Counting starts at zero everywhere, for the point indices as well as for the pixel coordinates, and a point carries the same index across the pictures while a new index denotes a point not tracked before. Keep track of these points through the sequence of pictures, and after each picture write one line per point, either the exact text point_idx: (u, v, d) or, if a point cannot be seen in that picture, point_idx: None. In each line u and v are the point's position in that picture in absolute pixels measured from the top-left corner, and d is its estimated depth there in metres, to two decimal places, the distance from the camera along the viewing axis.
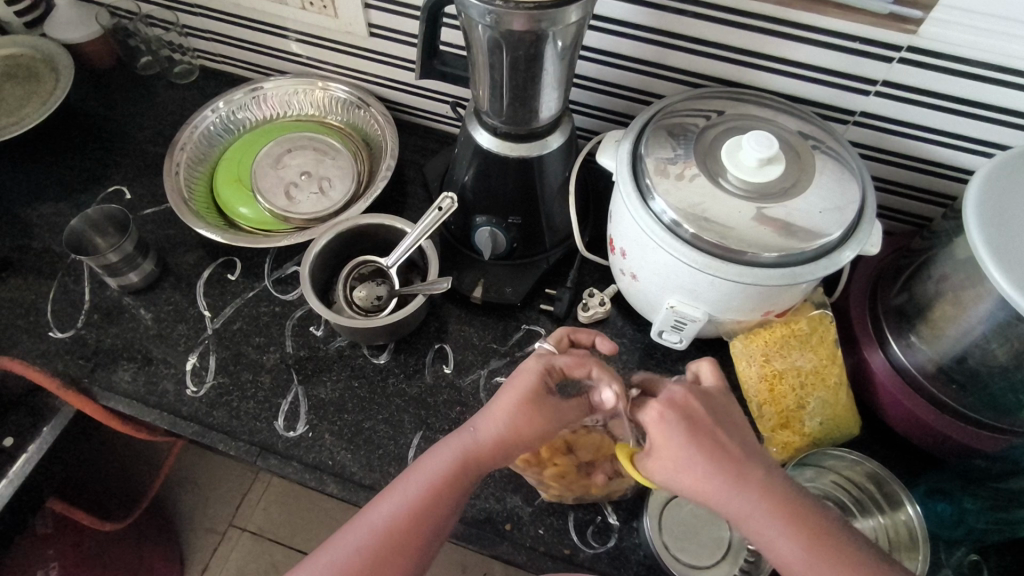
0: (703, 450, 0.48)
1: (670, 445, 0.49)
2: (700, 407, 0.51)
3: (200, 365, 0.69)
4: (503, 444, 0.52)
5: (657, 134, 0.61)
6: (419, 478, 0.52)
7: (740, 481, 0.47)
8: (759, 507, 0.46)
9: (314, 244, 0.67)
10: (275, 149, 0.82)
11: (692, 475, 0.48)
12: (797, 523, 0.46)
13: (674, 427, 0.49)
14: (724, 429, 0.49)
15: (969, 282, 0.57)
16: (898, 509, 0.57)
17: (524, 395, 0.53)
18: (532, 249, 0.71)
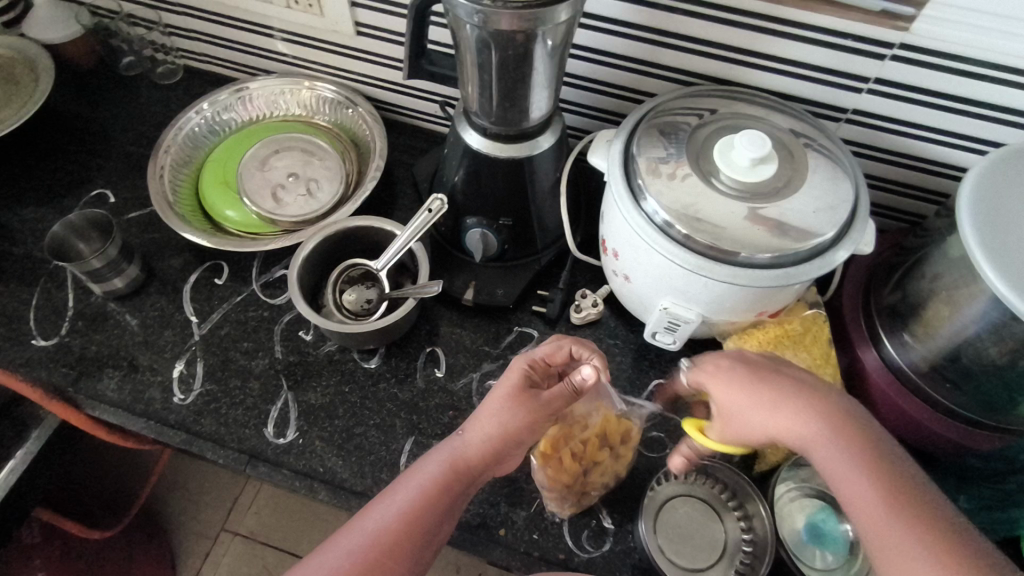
0: (772, 394, 0.49)
1: (734, 389, 0.51)
2: (769, 363, 0.53)
3: (187, 372, 0.68)
4: (491, 442, 0.53)
5: (649, 133, 0.60)
6: (415, 482, 0.52)
7: (810, 423, 0.48)
8: (821, 427, 0.47)
9: (302, 248, 0.66)
10: (261, 150, 0.80)
11: (758, 415, 0.49)
12: (869, 468, 0.45)
13: (738, 373, 0.51)
14: (791, 376, 0.51)
15: (962, 281, 0.57)
16: None
17: (512, 395, 0.53)
18: (524, 250, 0.71)
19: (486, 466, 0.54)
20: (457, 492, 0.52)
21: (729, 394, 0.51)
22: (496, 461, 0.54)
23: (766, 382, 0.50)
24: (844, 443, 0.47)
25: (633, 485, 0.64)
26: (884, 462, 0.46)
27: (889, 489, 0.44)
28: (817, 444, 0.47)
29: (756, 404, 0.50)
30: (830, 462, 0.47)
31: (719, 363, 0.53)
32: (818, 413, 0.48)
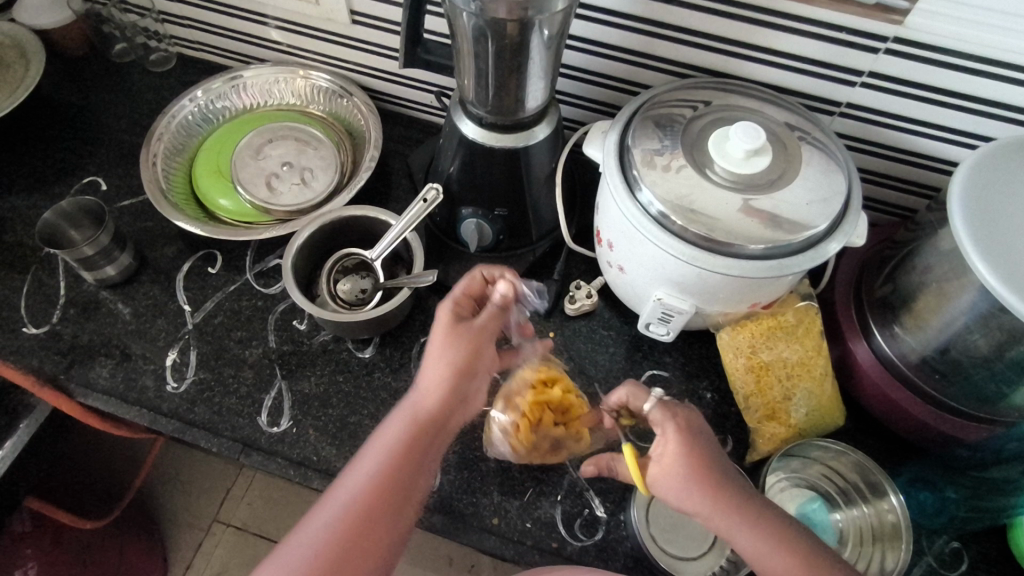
0: (692, 475, 0.50)
1: (673, 476, 0.50)
2: (700, 435, 0.52)
3: (180, 360, 0.68)
4: (444, 382, 0.53)
5: (645, 124, 0.60)
6: (380, 449, 0.51)
7: (733, 512, 0.49)
8: (740, 526, 0.48)
9: (296, 237, 0.66)
10: (255, 139, 0.80)
11: (698, 504, 0.49)
12: (791, 546, 0.48)
13: (682, 452, 0.50)
14: (712, 468, 0.50)
15: (953, 273, 0.58)
16: (882, 499, 0.58)
17: (445, 331, 0.54)
18: (519, 240, 0.71)
19: (452, 408, 0.54)
20: (428, 443, 0.52)
21: (670, 480, 0.50)
22: (460, 402, 0.54)
23: (691, 463, 0.50)
24: (774, 533, 0.48)
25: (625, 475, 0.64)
26: (811, 543, 0.48)
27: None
28: (751, 543, 0.48)
29: (677, 491, 0.50)
30: (769, 561, 0.47)
31: (668, 441, 0.51)
32: (741, 499, 0.49)
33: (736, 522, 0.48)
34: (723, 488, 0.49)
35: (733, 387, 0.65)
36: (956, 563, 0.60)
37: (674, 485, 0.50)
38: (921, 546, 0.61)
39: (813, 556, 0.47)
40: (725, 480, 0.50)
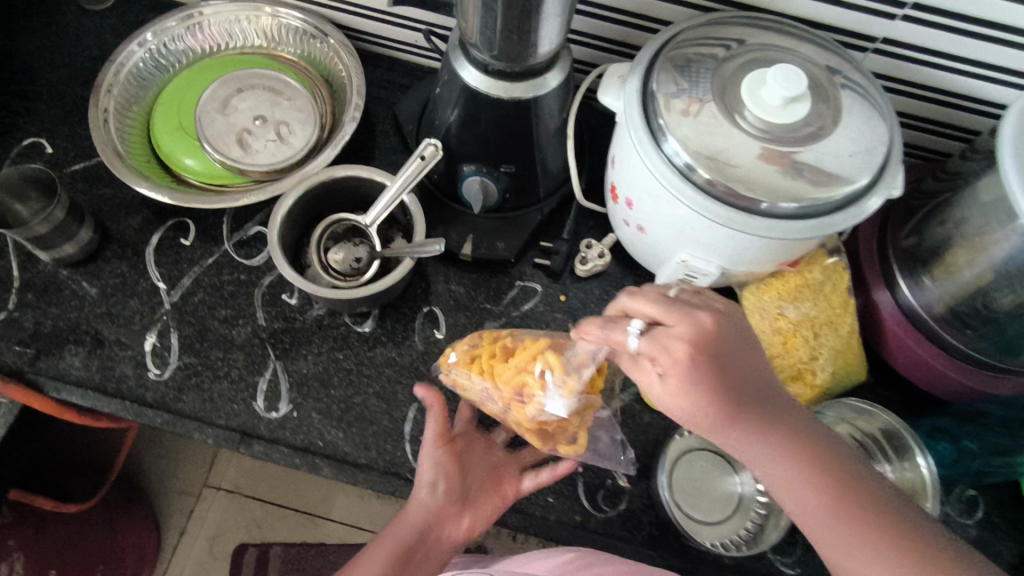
0: (722, 406, 0.46)
1: (674, 402, 0.46)
2: (723, 341, 0.46)
3: (161, 344, 0.62)
4: (432, 505, 0.55)
5: (670, 68, 0.54)
6: (373, 561, 0.53)
7: (757, 433, 0.46)
8: (788, 468, 0.45)
9: (280, 205, 0.59)
10: (219, 90, 0.71)
11: (719, 427, 0.46)
12: (849, 500, 0.44)
13: (701, 372, 0.45)
14: (738, 385, 0.46)
15: (992, 225, 0.55)
16: (909, 461, 0.57)
17: (426, 443, 0.57)
18: (525, 198, 0.65)
19: (441, 525, 0.55)
20: (414, 557, 0.54)
21: (686, 407, 0.46)
22: (450, 517, 0.56)
23: (722, 395, 0.45)
24: (805, 465, 0.45)
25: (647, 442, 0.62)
26: (857, 482, 0.45)
27: (865, 519, 0.43)
28: (778, 468, 0.45)
29: (705, 427, 0.47)
30: (801, 491, 0.45)
31: (664, 366, 0.46)
32: (772, 422, 0.47)
33: (761, 451, 0.46)
34: (764, 417, 0.46)
35: None
36: (972, 510, 0.62)
37: (699, 419, 0.46)
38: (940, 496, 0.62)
39: (848, 490, 0.44)
40: (761, 400, 0.47)
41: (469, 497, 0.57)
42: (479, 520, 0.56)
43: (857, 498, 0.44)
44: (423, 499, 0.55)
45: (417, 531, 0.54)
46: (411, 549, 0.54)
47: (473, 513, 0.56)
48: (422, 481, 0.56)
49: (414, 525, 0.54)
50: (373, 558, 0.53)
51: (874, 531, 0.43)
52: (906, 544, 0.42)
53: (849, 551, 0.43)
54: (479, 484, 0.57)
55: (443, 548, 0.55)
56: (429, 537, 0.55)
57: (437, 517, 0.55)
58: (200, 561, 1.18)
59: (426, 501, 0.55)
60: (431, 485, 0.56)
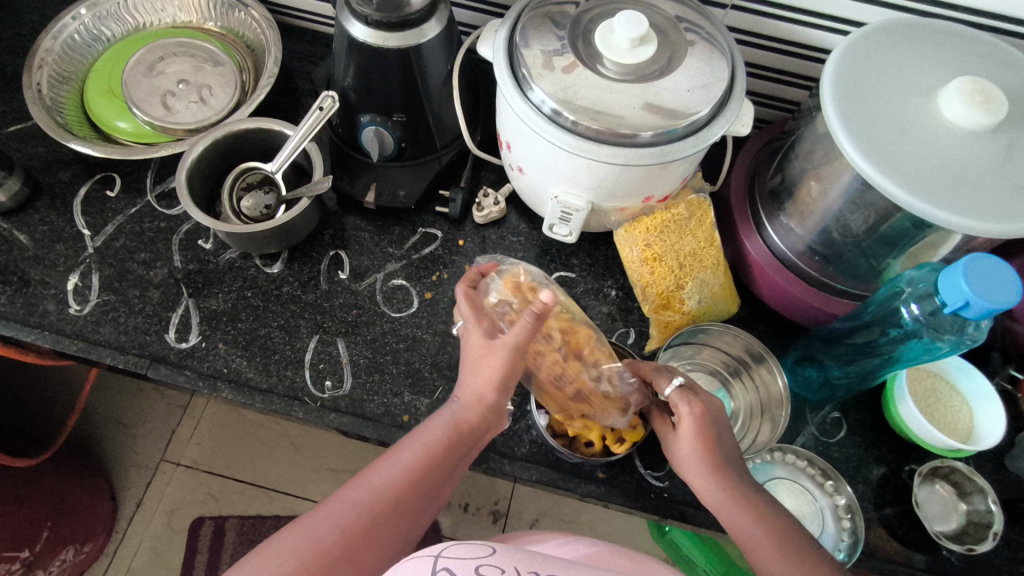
0: (701, 445, 0.52)
1: (680, 449, 0.53)
2: (721, 419, 0.54)
3: (82, 283, 0.67)
4: (484, 396, 0.54)
5: (533, 20, 0.61)
6: (419, 444, 0.52)
7: (726, 481, 0.52)
8: (740, 506, 0.51)
9: (189, 152, 0.65)
10: (147, 55, 0.77)
11: (696, 472, 0.52)
12: (792, 544, 0.49)
13: (716, 424, 0.53)
14: (723, 437, 0.54)
15: (829, 157, 0.60)
16: (762, 366, 0.64)
17: (506, 349, 0.53)
18: (422, 148, 0.71)
19: (487, 422, 0.55)
20: (462, 451, 0.53)
21: (685, 453, 0.53)
22: (496, 414, 0.56)
23: (709, 443, 0.52)
24: (756, 509, 0.51)
25: None
26: (800, 536, 0.50)
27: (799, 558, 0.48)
28: (736, 508, 0.51)
29: (680, 455, 0.54)
30: (753, 535, 0.50)
31: (682, 422, 0.53)
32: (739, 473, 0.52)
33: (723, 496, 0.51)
34: (727, 465, 0.52)
35: (630, 279, 0.67)
36: (835, 430, 0.66)
37: (682, 449, 0.53)
38: (804, 417, 0.66)
39: (797, 542, 0.50)
40: (727, 452, 0.53)
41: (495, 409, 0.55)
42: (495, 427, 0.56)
43: (796, 543, 0.49)
44: (483, 396, 0.54)
45: (465, 431, 0.53)
46: (457, 450, 0.53)
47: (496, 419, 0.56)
48: (491, 378, 0.53)
49: (469, 422, 0.53)
50: (416, 448, 0.52)
51: (802, 563, 0.48)
52: None
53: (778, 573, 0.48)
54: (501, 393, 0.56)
55: (478, 450, 0.56)
56: (479, 434, 0.55)
57: (491, 414, 0.55)
58: (156, 532, 1.21)
59: (489, 401, 0.54)
60: (502, 389, 0.54)
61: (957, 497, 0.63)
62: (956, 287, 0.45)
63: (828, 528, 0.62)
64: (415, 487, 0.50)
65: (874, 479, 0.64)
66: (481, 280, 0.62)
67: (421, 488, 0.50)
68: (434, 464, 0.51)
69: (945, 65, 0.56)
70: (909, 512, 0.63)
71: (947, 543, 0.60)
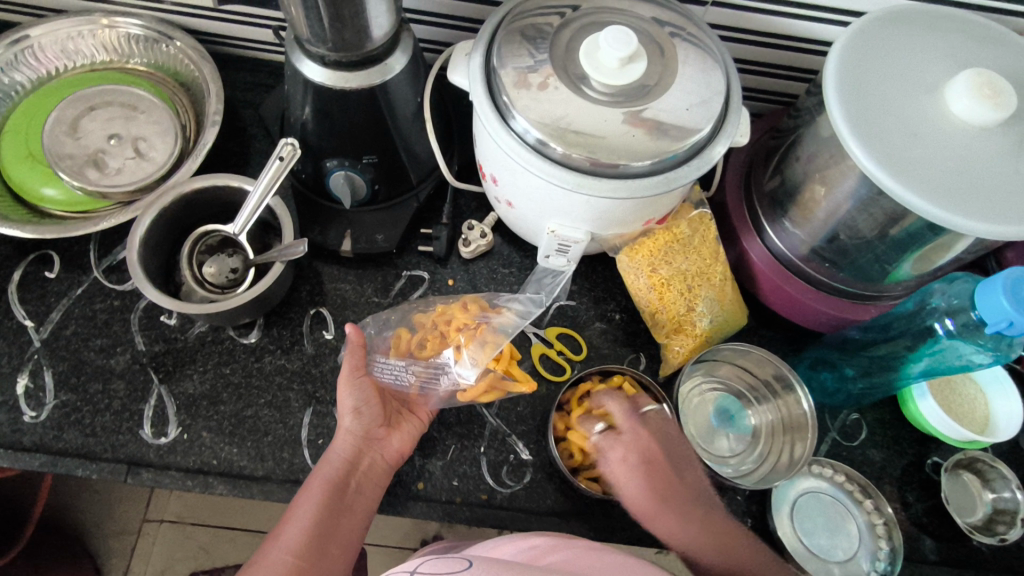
0: (641, 466, 0.56)
1: (624, 477, 0.56)
2: (664, 440, 0.57)
3: (34, 385, 0.59)
4: (347, 428, 0.55)
5: (511, 40, 0.55)
6: (307, 497, 0.52)
7: (665, 500, 0.55)
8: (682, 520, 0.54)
9: (137, 226, 0.57)
10: (67, 111, 0.68)
11: (641, 497, 0.55)
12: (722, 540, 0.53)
13: (652, 447, 0.57)
14: (670, 460, 0.57)
15: (834, 159, 0.57)
16: (791, 395, 0.61)
17: (345, 381, 0.56)
18: (397, 187, 0.65)
19: (363, 451, 0.55)
20: (349, 487, 0.53)
21: (626, 482, 0.56)
22: (371, 440, 0.56)
23: (649, 467, 0.56)
24: (691, 516, 0.54)
25: (540, 406, 0.63)
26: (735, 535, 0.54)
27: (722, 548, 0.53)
28: (673, 523, 0.54)
29: (624, 478, 0.56)
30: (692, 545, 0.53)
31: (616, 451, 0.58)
32: (682, 495, 0.55)
33: (666, 515, 0.54)
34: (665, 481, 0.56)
35: (639, 305, 0.64)
36: (857, 432, 0.65)
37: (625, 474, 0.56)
38: (827, 424, 0.65)
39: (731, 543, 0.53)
40: (673, 476, 0.56)
41: (391, 419, 0.58)
42: (406, 436, 0.58)
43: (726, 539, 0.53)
44: (346, 429, 0.55)
45: (345, 462, 0.54)
46: (343, 482, 0.53)
47: (400, 430, 0.58)
48: (344, 410, 0.56)
49: (343, 454, 0.54)
50: (305, 500, 0.52)
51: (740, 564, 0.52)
52: None
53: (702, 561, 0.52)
54: (396, 410, 0.59)
55: (378, 470, 0.55)
56: (362, 463, 0.54)
57: (365, 440, 0.55)
58: None
59: (352, 430, 0.55)
60: (356, 411, 0.56)
61: (982, 486, 0.63)
62: (998, 307, 0.44)
63: (865, 542, 0.60)
64: (315, 540, 0.50)
65: (900, 479, 0.64)
66: (376, 363, 0.61)
67: (321, 536, 0.50)
68: (325, 507, 0.51)
69: (945, 56, 0.54)
70: (938, 507, 0.62)
71: (979, 537, 0.60)
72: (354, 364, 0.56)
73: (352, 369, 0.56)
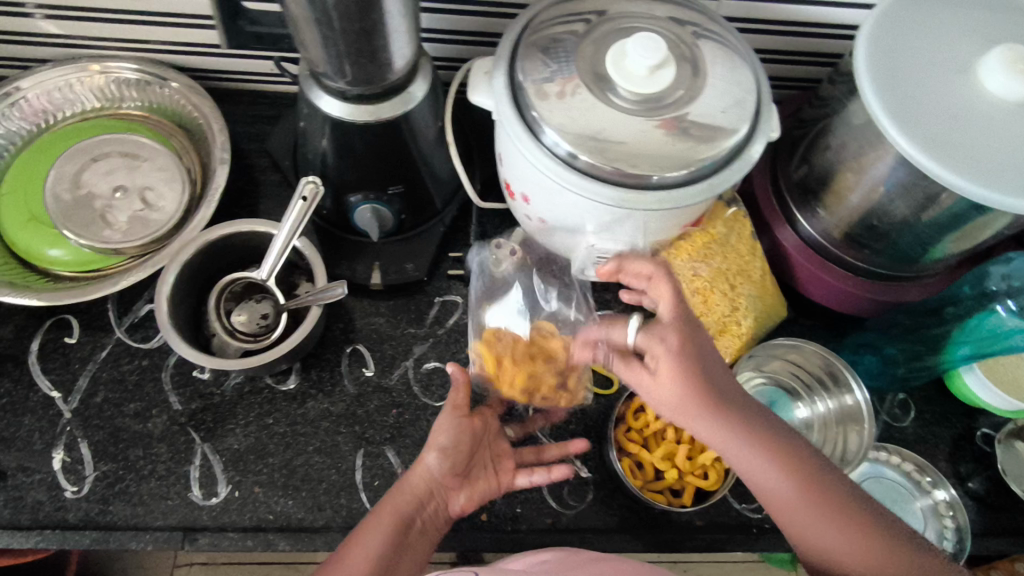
0: (686, 377, 0.48)
1: (661, 390, 0.50)
2: (699, 340, 0.50)
3: (72, 458, 0.57)
4: (428, 467, 0.52)
5: (534, 55, 0.53)
6: (376, 530, 0.49)
7: (713, 408, 0.48)
8: (748, 443, 0.47)
9: (162, 282, 0.55)
10: (67, 167, 0.65)
11: (682, 407, 0.49)
12: (784, 457, 0.47)
13: (700, 359, 0.49)
14: (708, 355, 0.50)
15: (868, 145, 0.57)
16: (845, 392, 0.61)
17: (447, 412, 0.55)
18: (422, 214, 0.63)
19: (433, 495, 0.52)
20: (412, 526, 0.50)
21: (667, 391, 0.49)
22: (443, 488, 0.53)
23: (693, 377, 0.48)
24: (751, 432, 0.48)
25: (591, 421, 0.63)
26: (803, 452, 0.48)
27: (799, 474, 0.47)
28: (735, 439, 0.48)
29: (662, 391, 0.50)
30: (752, 461, 0.47)
31: (659, 360, 0.50)
32: (731, 397, 0.49)
33: (712, 424, 0.48)
34: (713, 390, 0.48)
35: None
36: (906, 412, 0.65)
37: (665, 386, 0.49)
38: (876, 407, 0.65)
39: (806, 466, 0.47)
40: (717, 381, 0.49)
41: (469, 472, 0.55)
42: (474, 495, 0.55)
43: (795, 461, 0.47)
44: (426, 466, 0.52)
45: (416, 501, 0.51)
46: (410, 521, 0.50)
47: (472, 487, 0.55)
48: (433, 446, 0.53)
49: (413, 496, 0.51)
50: (372, 531, 0.49)
51: (822, 500, 0.46)
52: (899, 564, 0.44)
53: (774, 491, 0.47)
54: (480, 463, 0.56)
55: (435, 523, 0.52)
56: (429, 507, 0.52)
57: (438, 485, 0.53)
58: None
59: (431, 469, 0.52)
60: (443, 452, 0.53)
61: None
62: None
63: (930, 522, 0.61)
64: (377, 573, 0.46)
65: (953, 455, 0.64)
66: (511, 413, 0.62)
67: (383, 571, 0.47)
68: (393, 542, 0.48)
69: (971, 34, 0.53)
70: (994, 479, 0.63)
71: None
72: (456, 402, 0.55)
73: (456, 403, 0.55)
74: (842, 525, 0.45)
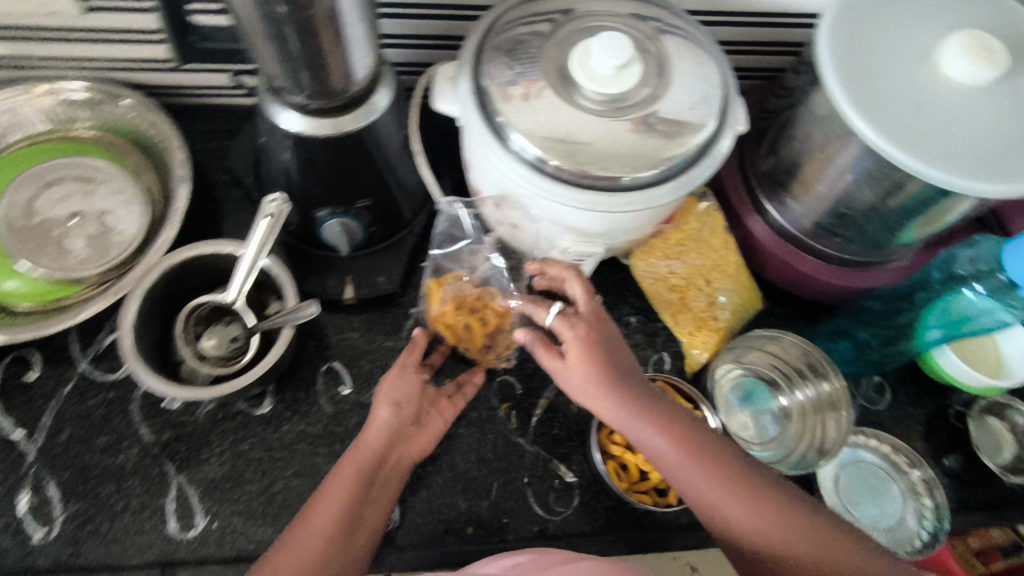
0: (588, 361, 0.52)
1: (571, 375, 0.53)
2: (605, 331, 0.54)
3: (39, 499, 0.55)
4: (381, 418, 0.52)
5: (499, 58, 0.52)
6: (337, 487, 0.48)
7: (617, 391, 0.51)
8: (647, 423, 0.50)
9: (126, 312, 0.53)
10: (17, 194, 0.61)
11: (588, 392, 0.52)
12: (685, 438, 0.49)
13: (603, 347, 0.53)
14: (614, 349, 0.53)
15: (833, 136, 0.57)
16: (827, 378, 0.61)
17: (396, 370, 0.56)
18: (392, 225, 0.62)
19: (393, 445, 0.53)
20: (374, 479, 0.50)
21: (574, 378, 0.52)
22: (400, 436, 0.53)
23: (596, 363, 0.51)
24: (652, 414, 0.50)
25: (575, 425, 0.62)
26: (704, 435, 0.49)
27: (702, 455, 0.48)
28: (634, 420, 0.50)
29: (570, 379, 0.53)
30: (653, 442, 0.49)
31: (569, 347, 0.53)
32: (633, 383, 0.52)
33: (616, 409, 0.51)
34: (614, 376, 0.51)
35: (660, 308, 0.64)
36: (881, 395, 0.67)
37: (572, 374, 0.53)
38: (852, 393, 0.66)
39: (706, 448, 0.49)
40: (620, 368, 0.52)
41: (422, 415, 0.57)
42: (431, 436, 0.57)
43: (695, 442, 0.49)
44: (378, 418, 0.53)
45: (379, 452, 0.51)
46: (372, 471, 0.50)
47: (427, 429, 0.57)
48: (387, 400, 0.54)
49: (377, 447, 0.51)
50: (336, 481, 0.49)
51: (723, 476, 0.47)
52: (791, 527, 0.46)
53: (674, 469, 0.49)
54: (426, 404, 0.58)
55: (402, 466, 0.54)
56: (391, 457, 0.52)
57: (397, 437, 0.53)
58: None
59: (386, 422, 0.52)
60: (398, 407, 0.54)
61: None
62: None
63: (908, 502, 0.62)
64: (342, 528, 0.47)
65: (929, 435, 0.65)
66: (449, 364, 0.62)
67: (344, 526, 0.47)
68: (354, 496, 0.48)
69: (930, 21, 0.54)
70: (969, 455, 0.64)
71: (1011, 479, 0.63)
72: (406, 361, 0.57)
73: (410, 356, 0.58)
74: (745, 498, 0.47)
